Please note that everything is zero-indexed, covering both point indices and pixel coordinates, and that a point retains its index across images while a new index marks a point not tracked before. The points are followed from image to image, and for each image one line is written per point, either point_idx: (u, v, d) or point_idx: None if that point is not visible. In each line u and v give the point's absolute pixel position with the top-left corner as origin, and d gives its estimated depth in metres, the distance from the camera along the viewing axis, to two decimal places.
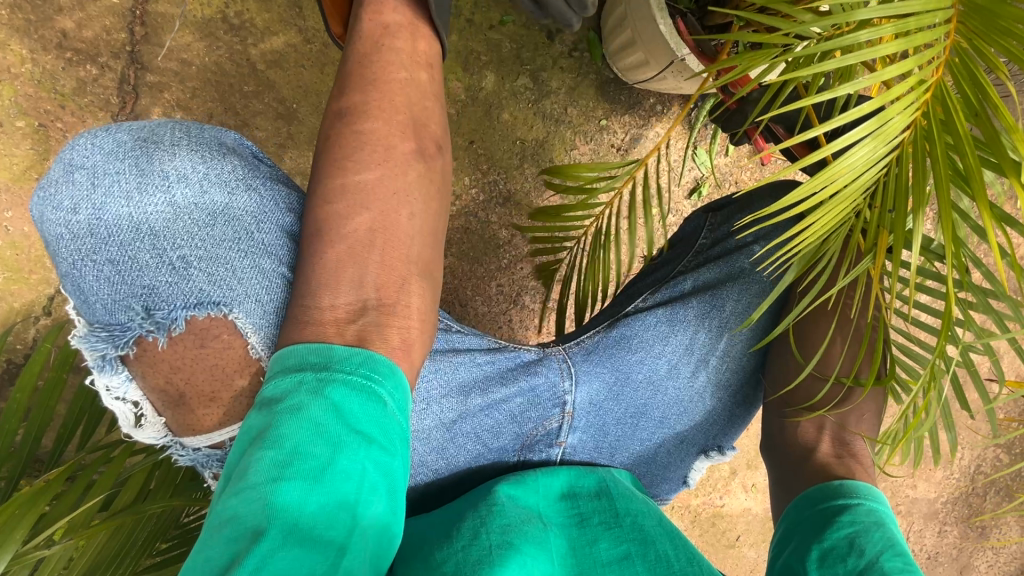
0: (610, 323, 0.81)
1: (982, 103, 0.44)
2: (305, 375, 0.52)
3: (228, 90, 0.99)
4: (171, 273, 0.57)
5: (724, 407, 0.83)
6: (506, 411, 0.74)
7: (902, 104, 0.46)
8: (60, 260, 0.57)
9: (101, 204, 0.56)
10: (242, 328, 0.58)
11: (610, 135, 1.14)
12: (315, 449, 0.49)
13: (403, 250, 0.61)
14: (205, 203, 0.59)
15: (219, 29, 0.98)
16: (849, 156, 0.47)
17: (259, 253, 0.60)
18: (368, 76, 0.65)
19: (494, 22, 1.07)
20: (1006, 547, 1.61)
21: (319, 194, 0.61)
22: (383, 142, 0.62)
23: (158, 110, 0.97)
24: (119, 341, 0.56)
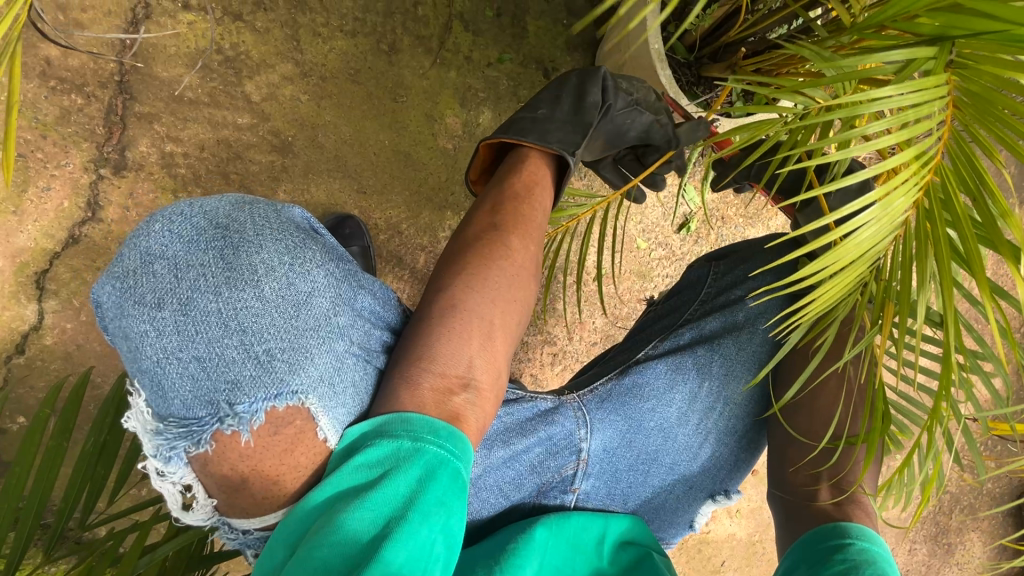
0: (621, 371, 0.84)
1: (977, 183, 0.47)
2: (402, 443, 0.56)
3: (222, 122, 0.97)
4: (256, 366, 0.55)
5: (730, 451, 0.85)
6: (527, 461, 0.74)
7: (903, 189, 0.49)
8: (140, 356, 0.54)
9: (188, 299, 0.55)
10: (314, 413, 0.56)
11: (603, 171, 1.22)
12: (405, 514, 0.52)
13: (504, 344, 0.67)
14: (290, 293, 0.58)
15: (213, 60, 0.95)
16: (856, 236, 0.49)
17: (337, 338, 0.60)
18: (511, 193, 0.75)
19: (491, 59, 1.09)
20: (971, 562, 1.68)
21: (447, 279, 0.68)
22: (513, 257, 0.71)
23: (147, 141, 0.94)
24: (197, 437, 0.54)
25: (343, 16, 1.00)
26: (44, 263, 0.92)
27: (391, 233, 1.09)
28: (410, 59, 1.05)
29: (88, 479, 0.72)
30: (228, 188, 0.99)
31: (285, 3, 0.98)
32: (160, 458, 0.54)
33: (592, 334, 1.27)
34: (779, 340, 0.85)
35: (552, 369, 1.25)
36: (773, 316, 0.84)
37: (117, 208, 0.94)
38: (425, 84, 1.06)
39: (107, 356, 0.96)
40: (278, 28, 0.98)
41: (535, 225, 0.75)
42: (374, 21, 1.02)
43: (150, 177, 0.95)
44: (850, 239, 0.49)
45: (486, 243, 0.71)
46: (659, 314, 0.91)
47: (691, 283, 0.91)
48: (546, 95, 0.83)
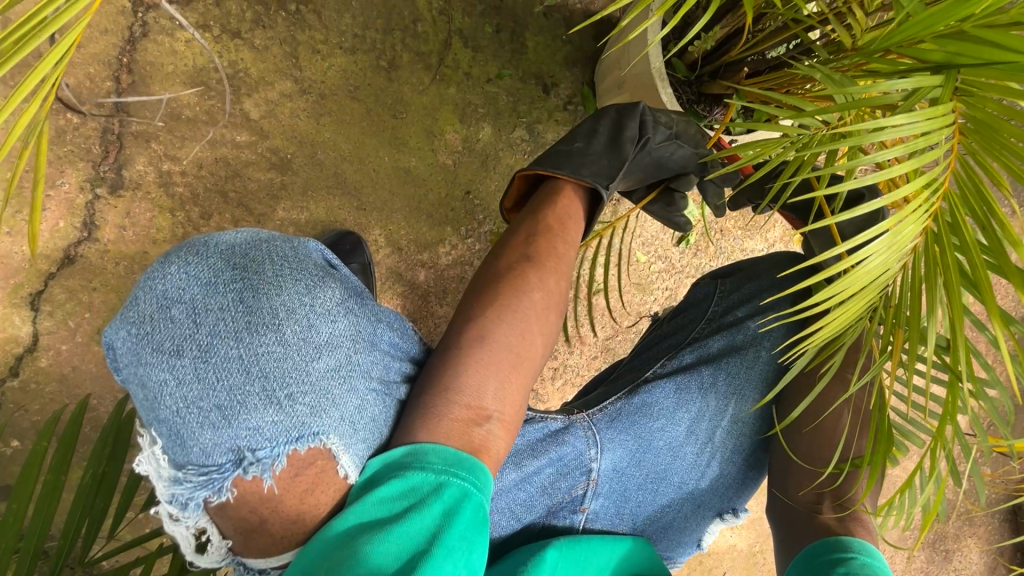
0: (631, 390, 0.83)
1: (986, 212, 0.47)
2: (426, 476, 0.57)
3: (220, 140, 0.96)
4: (276, 410, 0.55)
5: (737, 471, 0.85)
6: (538, 483, 0.74)
7: (914, 215, 0.50)
8: (159, 405, 0.53)
9: (208, 344, 0.54)
10: (335, 452, 0.56)
11: None
12: (429, 550, 0.53)
13: (531, 375, 0.69)
14: (311, 335, 0.57)
15: (211, 78, 0.95)
16: (867, 264, 0.49)
17: (357, 377, 0.59)
18: (540, 224, 0.75)
19: (491, 75, 1.09)
20: (968, 569, 1.67)
21: (476, 310, 0.69)
22: (539, 288, 0.72)
23: (144, 159, 0.93)
24: (216, 485, 0.53)
25: (342, 33, 1.00)
26: (39, 284, 0.91)
27: (391, 249, 1.08)
28: (410, 75, 1.04)
29: (87, 510, 0.70)
30: (227, 207, 0.98)
31: (284, 20, 0.97)
32: (177, 505, 0.54)
33: (592, 348, 1.27)
34: (785, 365, 0.86)
35: (553, 384, 1.25)
36: (777, 333, 0.85)
37: (113, 227, 0.93)
38: (425, 100, 1.06)
39: (103, 377, 0.95)
40: (277, 46, 0.97)
41: (565, 258, 0.76)
42: (373, 37, 1.02)
43: (147, 196, 0.94)
44: (861, 266, 0.50)
45: (515, 273, 0.72)
46: (665, 331, 0.91)
47: (697, 301, 0.91)
48: (582, 128, 0.83)
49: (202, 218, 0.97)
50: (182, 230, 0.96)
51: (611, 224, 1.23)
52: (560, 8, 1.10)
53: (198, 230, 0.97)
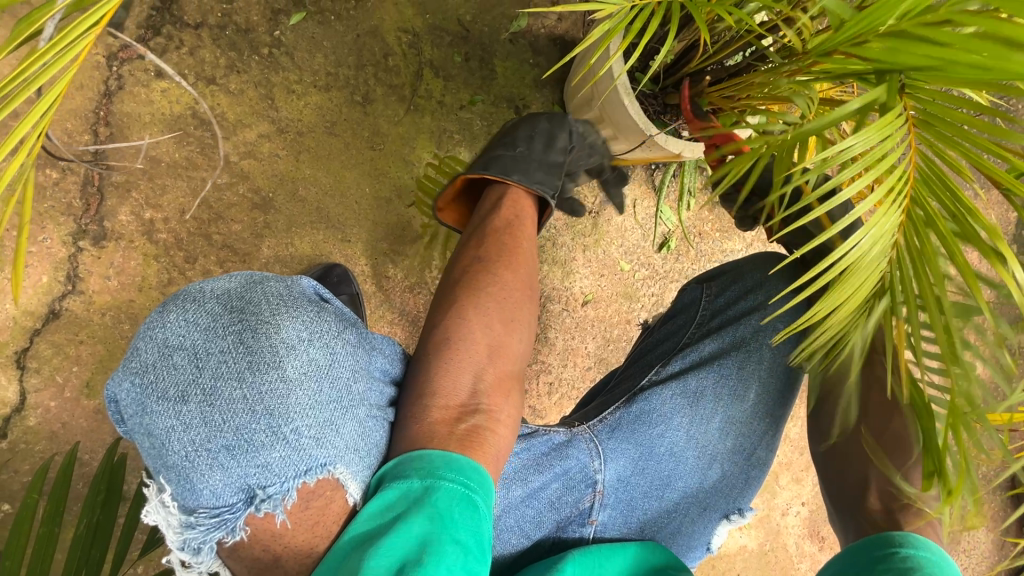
0: (629, 399, 0.85)
1: (952, 199, 0.51)
2: (411, 483, 0.58)
3: (201, 184, 0.98)
4: (283, 446, 0.54)
5: (739, 468, 0.87)
6: (545, 498, 0.76)
7: (883, 212, 0.53)
8: (167, 451, 0.53)
9: (212, 387, 0.54)
10: (344, 481, 0.57)
11: (582, 200, 1.24)
12: (422, 553, 0.52)
13: (506, 365, 0.73)
14: (312, 367, 0.57)
15: (190, 124, 0.97)
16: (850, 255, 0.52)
17: (356, 404, 0.60)
18: (499, 224, 0.82)
19: (464, 102, 1.13)
20: (979, 549, 1.67)
21: (440, 313, 0.75)
22: (503, 285, 0.77)
23: (126, 209, 0.94)
24: (229, 525, 0.53)
25: (315, 72, 1.03)
26: (24, 341, 0.90)
27: (379, 278, 1.09)
28: (385, 108, 1.07)
29: (83, 563, 0.69)
30: (212, 249, 0.98)
31: (257, 63, 0.99)
32: (189, 551, 0.53)
33: (585, 360, 1.28)
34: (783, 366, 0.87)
35: (549, 399, 1.26)
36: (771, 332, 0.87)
37: (98, 278, 0.93)
38: (402, 130, 1.09)
39: (94, 431, 0.94)
40: (252, 89, 0.99)
41: (524, 251, 0.82)
42: (346, 74, 1.05)
43: (131, 245, 0.95)
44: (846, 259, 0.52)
45: (474, 276, 0.77)
46: (660, 337, 0.93)
47: (685, 308, 0.93)
48: (521, 133, 0.90)
49: (187, 261, 0.97)
50: (167, 275, 0.96)
51: (592, 236, 1.26)
52: (525, 34, 1.15)
53: (183, 274, 0.97)
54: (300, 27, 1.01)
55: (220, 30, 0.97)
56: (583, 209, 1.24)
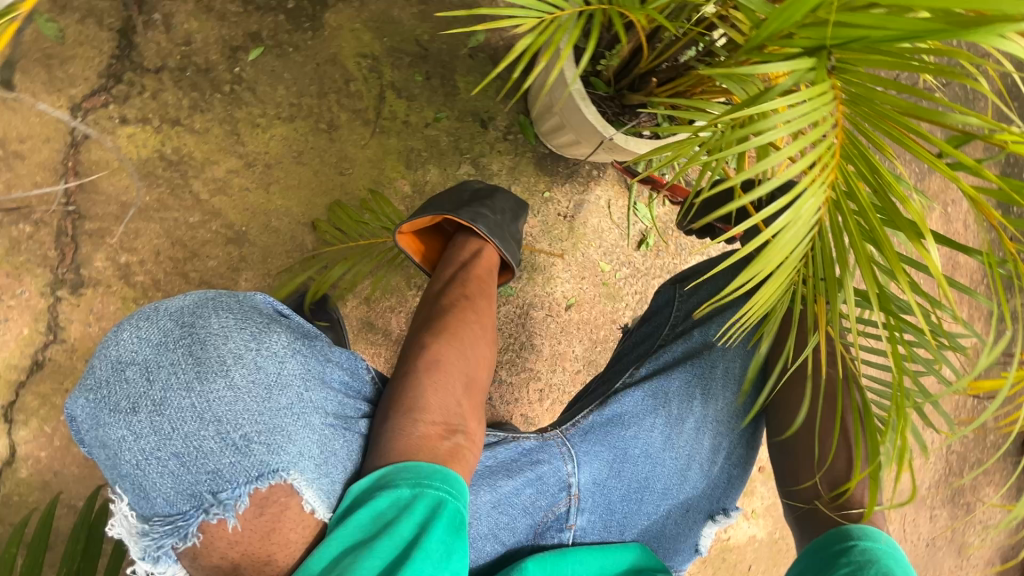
0: (602, 402, 0.87)
1: (874, 177, 0.54)
2: (401, 491, 0.63)
3: (174, 224, 0.99)
4: (233, 452, 0.59)
5: (722, 469, 0.88)
6: (518, 504, 0.78)
7: (812, 189, 0.54)
8: (122, 461, 0.57)
9: (162, 399, 0.58)
10: (298, 487, 0.60)
11: (555, 206, 1.24)
12: (413, 554, 0.59)
13: (480, 390, 0.78)
14: (260, 378, 0.61)
15: (158, 166, 0.98)
16: (783, 239, 0.54)
17: (308, 412, 0.64)
18: (475, 268, 0.87)
19: (429, 119, 1.14)
20: (994, 517, 1.67)
21: (429, 333, 0.78)
22: (483, 316, 0.83)
23: (102, 255, 0.95)
24: (184, 530, 0.57)
25: (279, 105, 1.04)
26: (11, 395, 0.91)
27: (359, 300, 1.10)
28: (350, 133, 1.09)
29: None
30: (189, 287, 1.00)
31: (220, 101, 1.01)
32: (149, 560, 0.58)
33: (574, 363, 1.28)
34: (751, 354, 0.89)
35: (541, 405, 1.26)
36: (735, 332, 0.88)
37: (78, 326, 0.94)
38: (369, 153, 1.10)
39: (85, 478, 0.94)
40: (217, 126, 1.01)
41: (492, 288, 0.87)
42: (309, 103, 1.06)
43: (109, 290, 0.96)
44: (779, 241, 0.54)
45: (462, 303, 0.82)
46: (633, 341, 0.94)
47: (658, 310, 0.94)
48: (500, 203, 0.92)
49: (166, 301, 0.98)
50: None
51: (569, 240, 1.27)
52: (484, 47, 1.16)
53: None
54: (260, 62, 1.03)
55: (180, 71, 0.99)
56: (557, 215, 1.25)
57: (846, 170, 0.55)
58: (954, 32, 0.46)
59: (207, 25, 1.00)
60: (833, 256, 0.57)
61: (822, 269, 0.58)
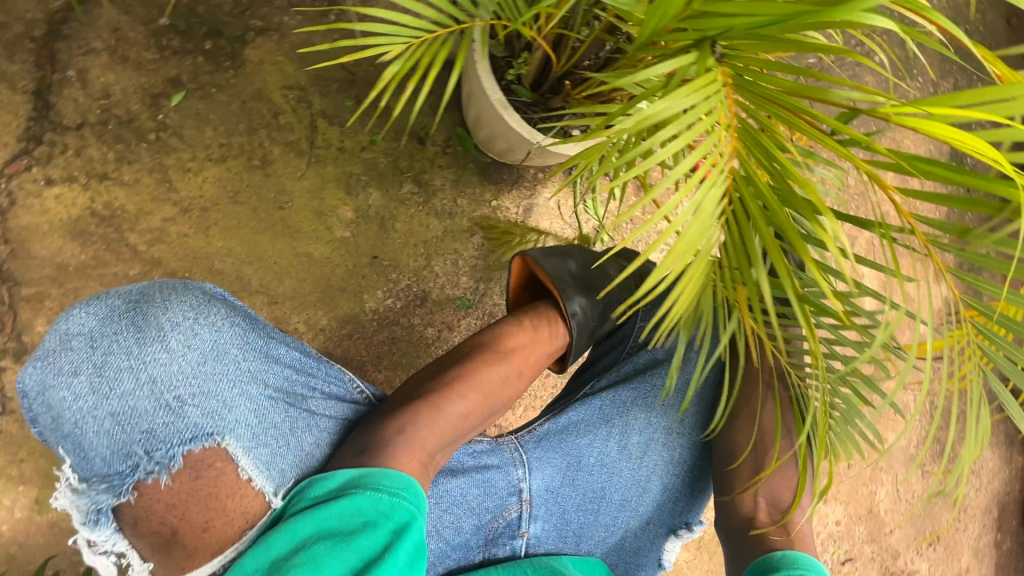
0: (559, 413, 0.93)
1: (769, 163, 0.54)
2: (382, 495, 0.68)
3: (114, 279, 0.98)
4: (168, 414, 0.68)
5: (681, 484, 0.96)
6: (465, 505, 0.83)
7: (711, 181, 0.54)
8: (63, 420, 0.66)
9: (103, 363, 0.67)
10: (231, 453, 0.70)
11: (504, 213, 1.20)
12: (383, 557, 0.65)
13: (467, 433, 0.82)
14: (196, 348, 0.71)
15: (91, 223, 0.97)
16: (690, 235, 0.54)
17: (243, 382, 0.73)
18: (543, 335, 0.93)
19: (364, 143, 1.13)
20: (986, 466, 1.68)
21: (465, 377, 0.83)
22: (518, 375, 0.88)
23: (42, 319, 0.94)
24: (120, 488, 0.66)
25: (207, 146, 1.03)
26: None
27: (314, 332, 1.09)
28: (285, 166, 1.08)
29: None
30: None
31: (147, 150, 1.00)
32: (89, 524, 0.66)
33: (542, 367, 1.28)
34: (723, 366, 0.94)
35: (514, 413, 1.26)
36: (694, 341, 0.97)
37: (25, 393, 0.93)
38: (307, 184, 1.09)
39: (51, 546, 0.93)
40: (147, 176, 1.00)
41: (538, 358, 0.92)
42: (239, 141, 1.05)
43: None
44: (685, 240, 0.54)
45: (506, 356, 0.87)
46: (601, 356, 1.03)
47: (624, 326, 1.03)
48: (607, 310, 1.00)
49: None
50: None
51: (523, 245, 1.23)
52: None
53: None
54: (183, 106, 1.02)
55: (103, 126, 0.99)
56: (507, 222, 1.20)
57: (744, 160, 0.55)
58: (816, 16, 0.46)
59: (123, 76, 1.00)
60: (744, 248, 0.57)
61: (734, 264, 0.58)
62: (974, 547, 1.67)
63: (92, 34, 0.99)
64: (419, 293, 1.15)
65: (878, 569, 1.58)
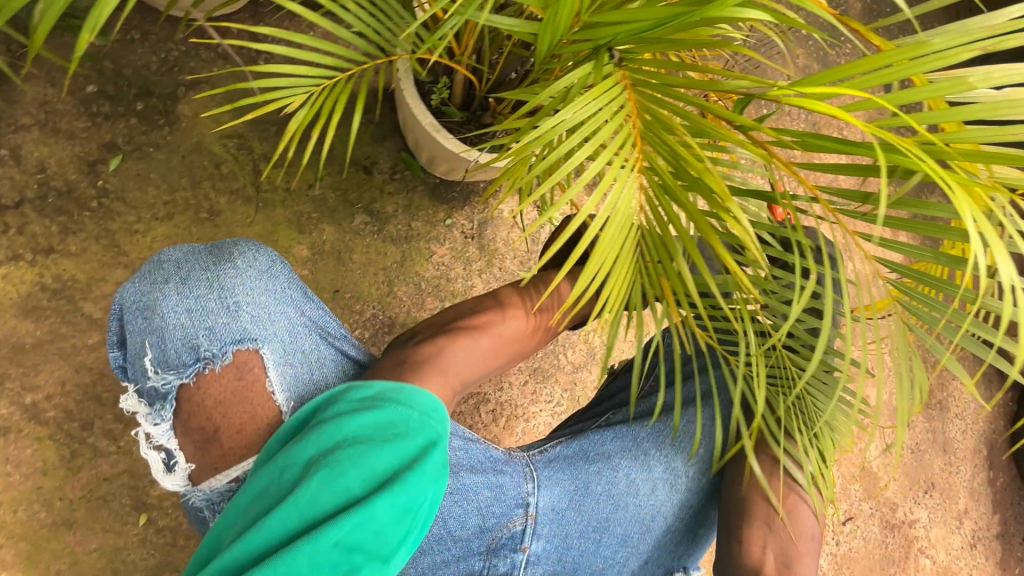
0: (573, 438, 0.94)
1: (675, 158, 0.56)
2: (412, 411, 0.72)
3: (72, 350, 0.97)
4: (227, 316, 0.76)
5: (683, 526, 0.99)
6: (473, 501, 0.81)
7: (620, 181, 0.57)
8: (149, 315, 0.76)
9: (185, 272, 0.77)
10: (266, 359, 0.77)
11: (459, 230, 1.21)
12: (412, 465, 0.68)
13: (494, 362, 0.90)
14: (256, 268, 0.80)
15: (42, 298, 0.97)
16: (608, 233, 0.57)
17: (289, 304, 0.81)
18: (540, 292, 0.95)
19: (311, 180, 1.14)
20: (968, 409, 1.71)
21: (497, 309, 0.91)
22: (529, 330, 0.93)
23: (5, 400, 0.94)
24: (182, 372, 0.74)
25: (152, 206, 1.04)
26: None
27: None
28: (234, 215, 1.08)
29: None
30: (105, 409, 0.98)
31: (91, 218, 1.00)
32: (155, 415, 0.75)
33: (519, 375, 1.29)
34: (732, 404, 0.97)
35: (497, 424, 1.27)
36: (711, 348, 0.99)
37: None
38: (258, 229, 1.10)
39: None
40: (94, 243, 1.00)
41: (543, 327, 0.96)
42: (184, 196, 1.05)
43: (22, 433, 0.95)
44: (604, 240, 0.57)
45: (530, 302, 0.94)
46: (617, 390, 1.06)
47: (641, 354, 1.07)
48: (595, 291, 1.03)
49: (84, 429, 0.97)
50: (68, 449, 0.96)
51: (483, 259, 1.22)
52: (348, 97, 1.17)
53: (84, 442, 0.97)
54: (122, 170, 1.03)
55: (43, 200, 0.99)
56: (464, 238, 1.21)
57: (653, 157, 0.58)
58: (690, 13, 0.49)
59: (57, 148, 1.00)
60: (662, 241, 0.59)
61: (654, 260, 0.61)
62: (971, 488, 1.69)
63: (20, 111, 0.99)
64: (386, 319, 1.16)
65: (879, 524, 1.60)
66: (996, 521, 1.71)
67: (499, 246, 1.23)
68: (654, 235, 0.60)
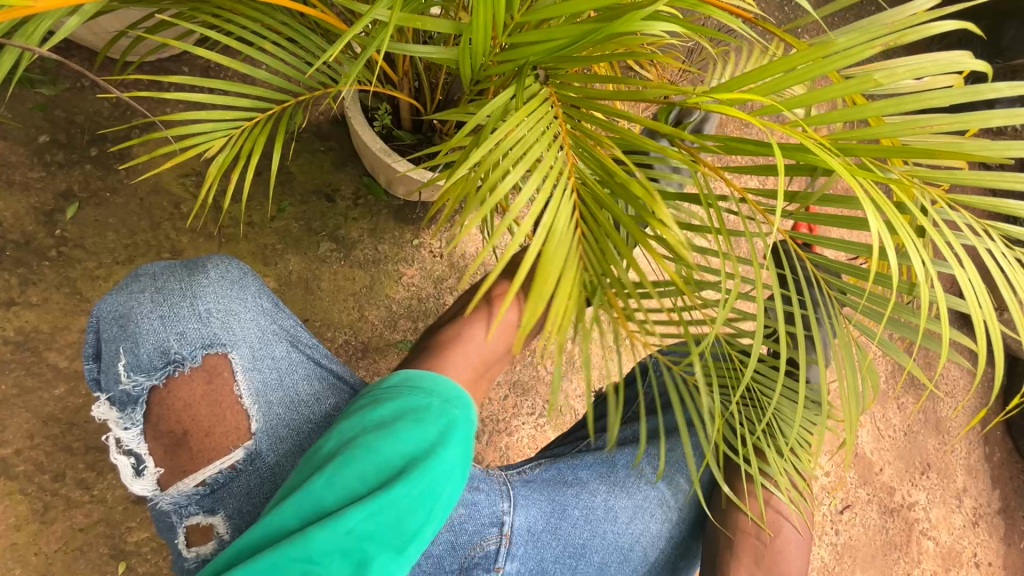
0: (549, 463, 0.95)
1: (597, 164, 0.57)
2: (433, 399, 0.64)
3: (39, 401, 0.97)
4: (199, 322, 0.76)
5: (663, 556, 0.98)
6: (445, 520, 0.77)
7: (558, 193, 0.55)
8: (119, 322, 0.74)
9: (159, 280, 0.76)
10: (235, 365, 0.77)
11: (427, 249, 1.21)
12: (430, 454, 0.59)
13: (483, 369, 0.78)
14: (229, 277, 0.80)
15: (5, 352, 0.96)
16: (556, 240, 0.53)
17: (260, 311, 0.81)
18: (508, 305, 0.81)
19: (273, 212, 1.14)
20: (958, 387, 1.70)
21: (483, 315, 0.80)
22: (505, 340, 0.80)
23: None
24: (152, 373, 0.73)
25: (112, 250, 1.03)
26: None
27: None
28: (197, 252, 1.08)
29: None
30: (76, 458, 0.97)
31: (50, 267, 1.00)
32: (125, 419, 0.72)
33: (499, 390, 1.28)
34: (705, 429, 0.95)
35: (480, 441, 1.27)
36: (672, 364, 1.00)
37: None
38: None
39: None
40: (56, 292, 1.00)
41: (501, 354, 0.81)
42: (145, 238, 1.05)
43: None
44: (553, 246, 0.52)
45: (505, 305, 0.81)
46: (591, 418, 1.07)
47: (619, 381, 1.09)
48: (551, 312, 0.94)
49: (56, 481, 0.96)
50: (41, 502, 0.95)
51: (453, 276, 1.22)
52: (306, 127, 1.17)
53: (56, 494, 0.96)
54: (81, 217, 1.03)
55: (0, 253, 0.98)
56: (433, 257, 1.21)
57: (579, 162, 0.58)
58: (599, 30, 0.49)
59: (12, 200, 1.00)
60: (605, 249, 0.57)
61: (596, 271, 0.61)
62: (967, 465, 1.69)
63: None
64: (359, 344, 1.16)
65: (878, 510, 1.59)
66: (996, 496, 1.71)
67: (468, 263, 1.23)
68: (596, 242, 0.58)
